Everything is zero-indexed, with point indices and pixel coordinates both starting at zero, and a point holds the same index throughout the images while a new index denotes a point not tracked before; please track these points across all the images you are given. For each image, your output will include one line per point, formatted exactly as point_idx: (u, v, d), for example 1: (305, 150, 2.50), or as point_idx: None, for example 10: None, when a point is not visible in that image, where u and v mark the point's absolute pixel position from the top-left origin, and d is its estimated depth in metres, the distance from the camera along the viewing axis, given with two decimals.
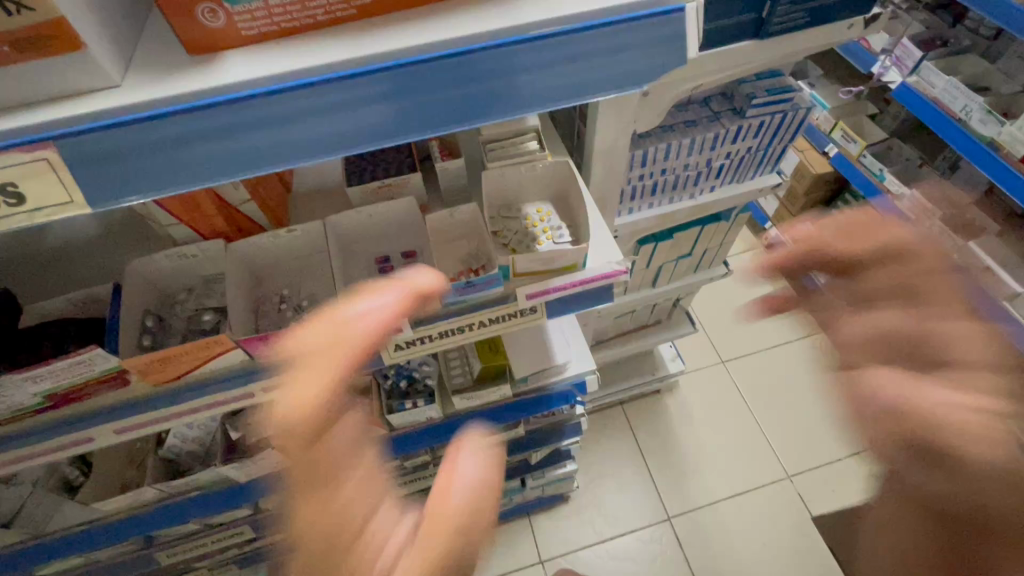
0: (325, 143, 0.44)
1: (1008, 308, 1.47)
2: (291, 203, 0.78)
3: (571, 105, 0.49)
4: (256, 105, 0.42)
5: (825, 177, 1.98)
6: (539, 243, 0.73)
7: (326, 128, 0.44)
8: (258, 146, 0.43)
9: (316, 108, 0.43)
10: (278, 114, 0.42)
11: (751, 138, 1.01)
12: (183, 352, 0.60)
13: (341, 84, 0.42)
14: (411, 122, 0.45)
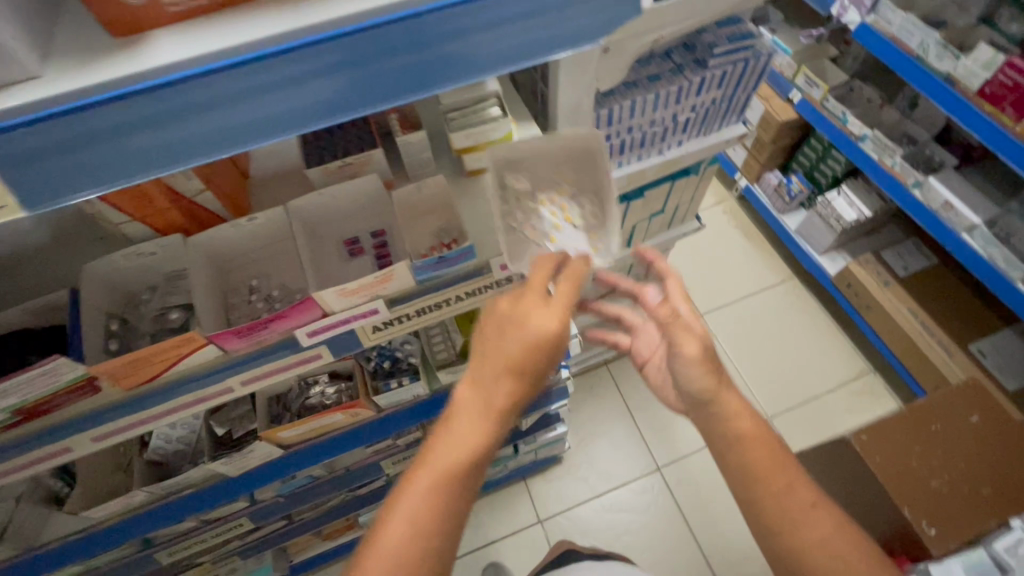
0: (274, 124, 0.42)
1: (968, 239, 1.52)
2: (251, 191, 0.75)
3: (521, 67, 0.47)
4: (191, 89, 0.39)
5: (790, 124, 1.99)
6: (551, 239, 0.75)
7: (270, 110, 0.41)
8: (201, 134, 0.41)
9: (254, 88, 0.40)
10: (215, 98, 0.39)
11: (715, 89, 1.00)
12: (154, 353, 0.58)
13: (279, 60, 0.39)
14: (357, 96, 0.43)
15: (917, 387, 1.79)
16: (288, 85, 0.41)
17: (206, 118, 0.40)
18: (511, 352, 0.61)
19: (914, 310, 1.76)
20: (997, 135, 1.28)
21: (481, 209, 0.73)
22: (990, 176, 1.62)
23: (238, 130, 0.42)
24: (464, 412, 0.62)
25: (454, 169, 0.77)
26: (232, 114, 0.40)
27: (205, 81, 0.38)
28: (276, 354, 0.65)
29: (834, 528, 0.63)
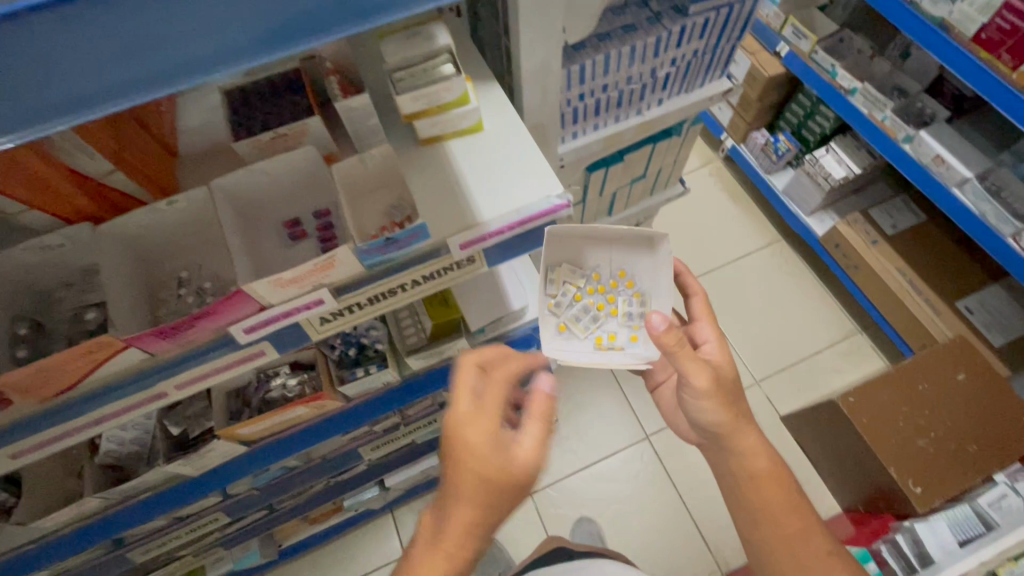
0: (154, 77, 0.38)
1: (959, 194, 1.46)
2: (179, 170, 0.67)
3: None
4: (33, 34, 0.33)
5: (777, 78, 1.90)
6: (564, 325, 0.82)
7: (144, 59, 0.37)
8: (64, 88, 0.36)
9: (157, 22, 0.35)
10: (68, 43, 0.34)
11: (696, 39, 0.92)
12: (64, 362, 0.51)
13: None
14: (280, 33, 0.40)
15: (905, 346, 1.77)
16: (159, 30, 0.36)
17: (65, 70, 0.35)
18: (469, 485, 0.57)
19: (902, 269, 1.72)
20: (991, 82, 1.21)
21: (435, 183, 0.66)
22: (982, 128, 1.55)
23: (112, 83, 0.37)
24: (422, 558, 0.57)
25: (408, 139, 0.70)
26: (98, 65, 0.36)
27: (48, 22, 0.33)
28: (211, 353, 0.59)
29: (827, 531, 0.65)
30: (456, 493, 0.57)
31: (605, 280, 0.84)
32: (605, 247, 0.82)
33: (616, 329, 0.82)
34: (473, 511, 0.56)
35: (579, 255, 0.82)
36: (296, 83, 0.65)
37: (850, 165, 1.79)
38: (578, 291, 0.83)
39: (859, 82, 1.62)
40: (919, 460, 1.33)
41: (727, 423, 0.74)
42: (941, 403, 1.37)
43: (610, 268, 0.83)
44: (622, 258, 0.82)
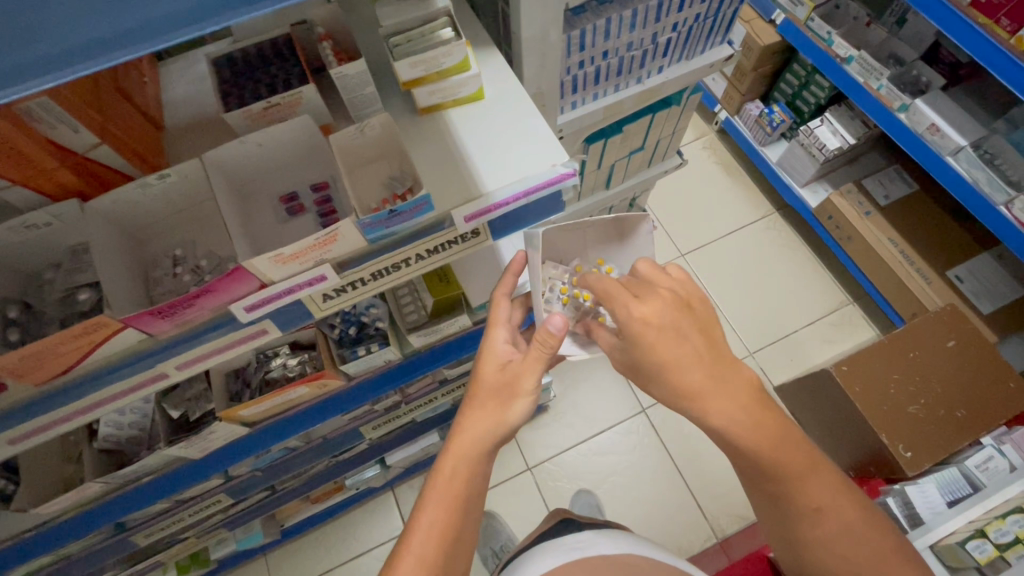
0: (131, 32, 0.34)
1: (953, 163, 1.46)
2: (166, 144, 0.64)
3: None
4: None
5: (773, 47, 1.87)
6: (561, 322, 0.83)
7: (119, 11, 0.33)
8: (34, 46, 0.33)
9: None
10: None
11: (698, 3, 0.89)
12: (59, 343, 0.49)
13: None
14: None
15: (895, 316, 1.79)
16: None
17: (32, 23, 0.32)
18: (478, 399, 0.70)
19: (894, 239, 1.73)
20: (987, 47, 1.20)
21: (437, 154, 0.64)
22: (977, 95, 1.55)
23: (86, 40, 0.34)
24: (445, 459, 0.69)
25: (407, 110, 0.67)
26: (70, 19, 0.32)
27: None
28: (211, 333, 0.57)
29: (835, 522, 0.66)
30: (477, 388, 0.71)
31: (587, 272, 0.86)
32: (585, 242, 0.83)
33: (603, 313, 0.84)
34: (492, 406, 0.70)
35: (563, 251, 0.84)
36: (285, 49, 0.62)
37: (846, 135, 1.77)
38: (563, 284, 0.84)
39: (855, 50, 1.60)
40: (910, 427, 1.35)
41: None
42: (931, 372, 1.39)
43: (591, 261, 0.85)
44: (601, 249, 0.84)
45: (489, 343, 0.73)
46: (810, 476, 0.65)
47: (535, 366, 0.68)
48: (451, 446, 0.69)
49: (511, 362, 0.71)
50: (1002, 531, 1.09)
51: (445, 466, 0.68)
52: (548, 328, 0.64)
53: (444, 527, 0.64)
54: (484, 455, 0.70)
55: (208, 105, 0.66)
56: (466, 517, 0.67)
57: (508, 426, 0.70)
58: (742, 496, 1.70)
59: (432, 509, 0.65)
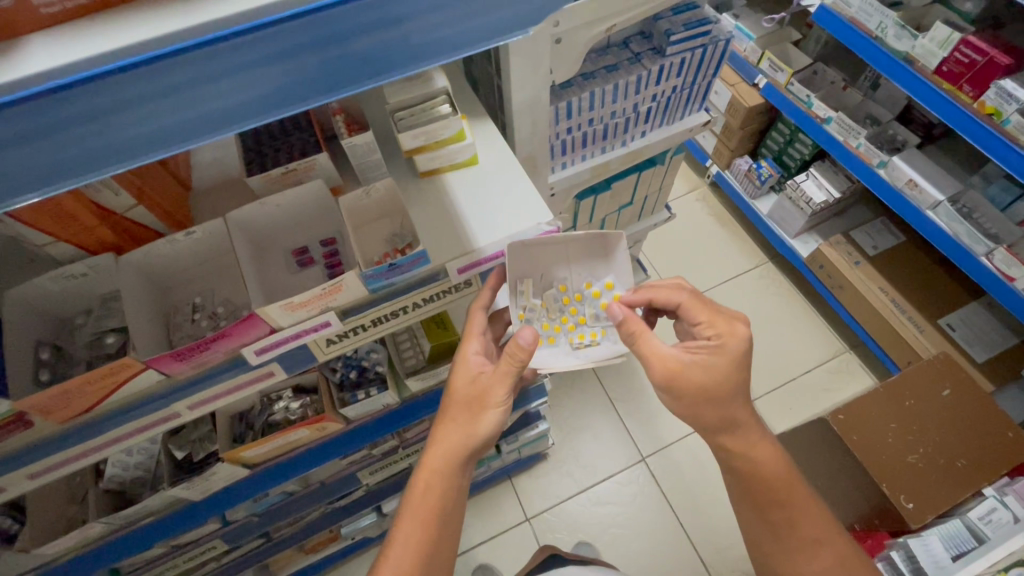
0: (180, 131, 0.40)
1: (932, 217, 1.53)
2: (192, 203, 0.71)
3: (445, 61, 0.45)
4: (103, 90, 0.35)
5: (756, 109, 2.00)
6: (547, 342, 0.82)
7: (196, 109, 0.39)
8: (120, 137, 0.38)
9: (148, 93, 0.37)
10: (132, 98, 0.36)
11: (675, 76, 0.99)
12: (86, 383, 0.54)
13: (174, 61, 0.36)
14: (271, 100, 0.41)
15: (890, 363, 1.82)
16: (213, 83, 0.38)
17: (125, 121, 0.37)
18: (454, 406, 0.75)
19: (884, 288, 1.78)
20: (960, 114, 1.28)
21: (434, 211, 0.71)
22: (950, 153, 1.64)
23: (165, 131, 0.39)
24: (422, 469, 0.74)
25: (408, 173, 0.75)
26: (130, 124, 0.38)
27: (93, 87, 0.35)
28: (222, 375, 0.62)
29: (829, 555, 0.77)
30: (450, 402, 0.76)
31: (570, 292, 0.84)
32: (563, 256, 0.81)
33: (591, 330, 0.83)
34: (464, 418, 0.74)
35: (546, 270, 0.82)
36: (304, 122, 0.70)
37: (830, 190, 1.87)
38: (545, 301, 0.83)
39: (834, 112, 1.71)
40: (911, 476, 1.35)
41: (714, 427, 0.78)
42: (927, 420, 1.41)
43: (577, 280, 0.84)
44: (583, 266, 0.83)
45: (461, 355, 0.76)
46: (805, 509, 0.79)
47: (503, 380, 0.72)
48: (427, 461, 0.75)
49: (482, 374, 0.75)
50: None
51: (420, 479, 0.74)
52: (518, 341, 0.68)
53: (422, 541, 0.70)
54: (459, 467, 0.74)
55: (230, 167, 0.73)
56: (444, 530, 0.73)
57: (481, 437, 0.74)
58: (745, 549, 1.66)
59: (409, 523, 0.72)
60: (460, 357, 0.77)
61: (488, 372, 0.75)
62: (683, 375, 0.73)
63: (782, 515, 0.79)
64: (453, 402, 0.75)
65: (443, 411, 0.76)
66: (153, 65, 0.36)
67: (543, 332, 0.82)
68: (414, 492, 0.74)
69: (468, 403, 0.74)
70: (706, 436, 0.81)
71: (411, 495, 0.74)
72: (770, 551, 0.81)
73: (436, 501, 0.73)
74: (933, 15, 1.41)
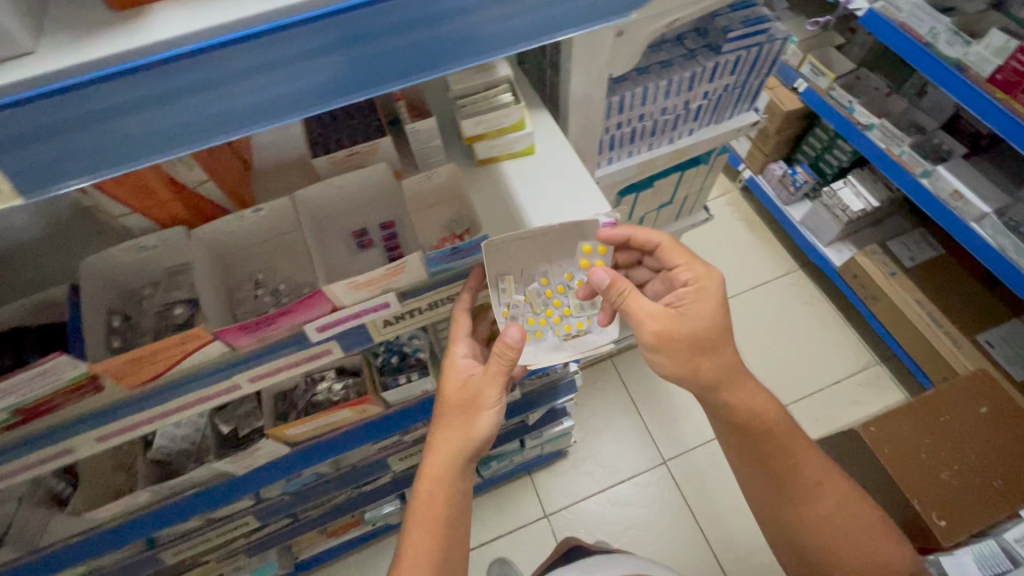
0: (280, 106, 0.41)
1: (978, 229, 1.49)
2: (254, 182, 0.73)
3: (532, 46, 0.46)
4: (197, 67, 0.36)
5: (796, 113, 1.96)
6: (534, 339, 0.73)
7: (282, 88, 0.40)
8: (224, 109, 0.39)
9: (255, 66, 0.38)
10: (228, 74, 0.37)
11: (728, 75, 0.98)
12: (158, 351, 0.56)
13: (283, 35, 0.37)
14: (366, 78, 0.42)
15: (924, 377, 1.77)
16: (300, 63, 0.39)
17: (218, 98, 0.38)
18: (447, 410, 0.75)
19: (921, 301, 1.74)
20: (1012, 124, 1.24)
21: (490, 200, 0.72)
22: (1000, 164, 1.59)
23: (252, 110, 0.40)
24: (423, 475, 0.74)
25: (466, 159, 0.75)
26: (235, 96, 0.39)
27: (207, 58, 0.36)
28: (282, 350, 0.63)
29: (830, 499, 0.80)
30: (443, 408, 0.75)
31: (553, 284, 0.75)
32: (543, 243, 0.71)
33: (577, 321, 0.75)
34: (459, 422, 0.74)
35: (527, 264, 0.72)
36: (367, 106, 0.71)
37: (868, 198, 1.83)
38: (528, 296, 0.73)
39: (877, 118, 1.67)
40: (943, 494, 1.32)
41: (727, 404, 0.79)
42: (965, 436, 1.37)
43: (559, 269, 0.75)
44: (565, 251, 0.73)
45: (449, 359, 0.76)
46: (804, 454, 0.81)
47: (495, 380, 0.72)
48: (426, 468, 0.74)
49: (472, 377, 0.74)
50: None
51: (423, 488, 0.73)
52: (506, 339, 0.67)
53: (433, 546, 0.70)
54: (461, 468, 0.74)
55: (292, 150, 0.74)
56: (454, 534, 0.72)
57: (478, 439, 0.74)
58: (766, 559, 1.64)
59: (417, 532, 0.71)
60: (448, 362, 0.76)
61: (477, 375, 0.74)
62: (676, 332, 0.72)
63: (782, 466, 0.80)
64: (446, 407, 0.75)
65: (436, 417, 0.76)
66: (245, 43, 0.36)
67: (528, 330, 0.73)
68: (420, 501, 0.73)
69: (461, 407, 0.74)
70: (716, 410, 0.81)
71: (416, 504, 0.73)
72: (773, 503, 0.82)
73: (442, 506, 0.72)
74: (989, 21, 1.37)
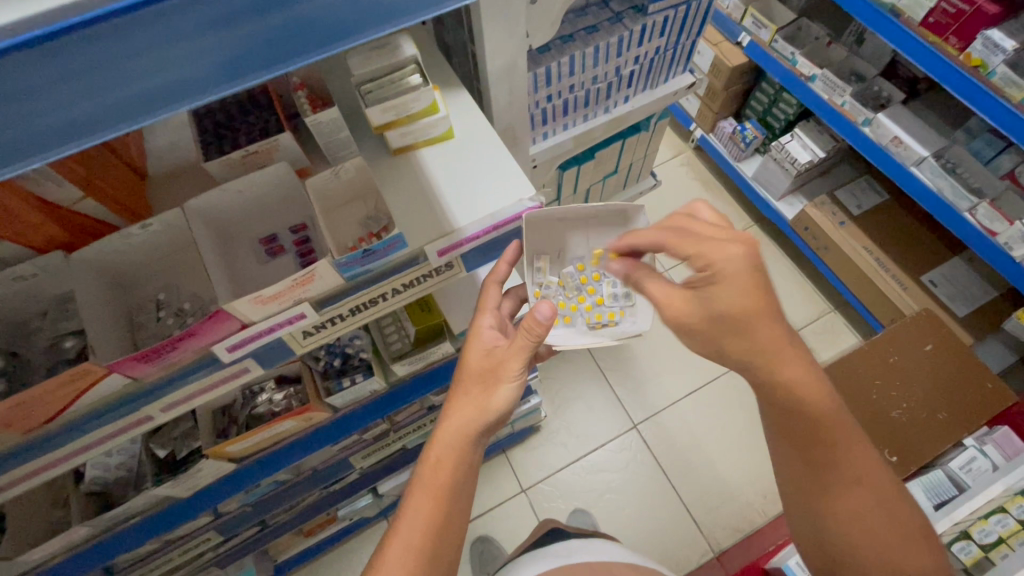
0: (146, 102, 0.37)
1: (917, 173, 1.51)
2: (149, 192, 0.67)
3: (423, 17, 0.45)
4: (33, 65, 0.31)
5: (740, 68, 1.94)
6: (567, 321, 0.83)
7: (141, 84, 0.36)
8: (79, 111, 0.35)
9: (105, 59, 0.33)
10: (73, 71, 0.33)
11: (658, 37, 0.94)
12: (44, 394, 0.50)
13: (132, 23, 0.32)
14: (242, 64, 0.38)
15: (874, 321, 1.83)
16: (166, 50, 0.35)
17: (74, 96, 0.34)
18: (466, 377, 0.72)
19: (868, 247, 1.78)
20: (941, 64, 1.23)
21: (407, 191, 0.67)
22: (935, 109, 1.61)
23: (119, 105, 0.36)
24: (435, 441, 0.70)
25: (380, 150, 0.70)
26: (90, 96, 0.34)
27: (41, 55, 0.31)
28: (193, 375, 0.59)
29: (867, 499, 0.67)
30: (463, 374, 0.72)
31: (587, 273, 0.86)
32: (581, 231, 0.81)
33: (609, 311, 0.85)
34: (478, 391, 0.70)
35: (563, 249, 0.83)
36: (263, 98, 0.66)
37: (815, 149, 1.84)
38: (562, 279, 0.85)
39: (818, 69, 1.66)
40: (892, 431, 1.38)
41: None
42: (911, 373, 1.43)
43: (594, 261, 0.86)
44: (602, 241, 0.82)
45: (474, 329, 0.74)
46: (856, 445, 0.67)
47: (520, 352, 0.69)
48: (439, 435, 0.70)
49: (497, 347, 0.72)
50: (986, 532, 1.13)
51: (432, 453, 0.70)
52: (535, 317, 0.64)
53: (431, 518, 0.65)
54: (471, 442, 0.70)
55: (190, 152, 0.68)
56: (455, 511, 0.67)
57: (495, 412, 0.70)
58: (735, 507, 1.70)
59: (420, 498, 0.67)
60: (476, 331, 0.74)
61: (503, 346, 0.71)
62: None
63: (824, 454, 0.67)
64: (467, 375, 0.72)
65: (456, 382, 0.73)
66: (99, 29, 0.32)
67: (560, 311, 0.84)
68: (426, 468, 0.69)
69: (484, 374, 0.71)
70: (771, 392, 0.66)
71: (422, 470, 0.69)
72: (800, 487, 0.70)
73: (447, 476, 0.67)
74: None
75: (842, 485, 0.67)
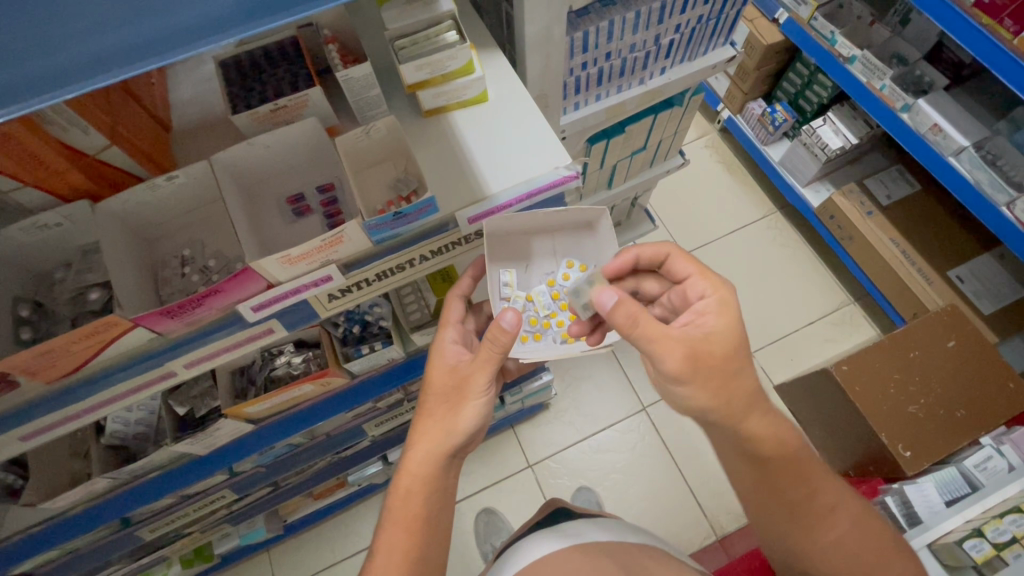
0: (202, 27, 0.35)
1: (955, 164, 1.44)
2: (174, 145, 0.65)
3: None
4: None
5: (776, 47, 1.87)
6: (524, 340, 0.77)
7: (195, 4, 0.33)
8: (133, 31, 0.33)
9: None
10: None
11: (701, 5, 0.90)
12: (70, 343, 0.50)
13: None
14: None
15: (895, 315, 1.79)
16: None
17: (118, 18, 0.32)
18: (427, 398, 0.71)
19: (896, 239, 1.73)
20: (991, 48, 1.15)
21: (437, 154, 0.65)
22: (981, 96, 1.53)
23: (153, 37, 0.34)
24: (404, 467, 0.69)
25: (411, 111, 0.68)
26: (145, 15, 0.32)
27: None
28: (216, 333, 0.58)
29: None
30: (427, 395, 0.71)
31: (559, 287, 0.78)
32: (548, 239, 0.77)
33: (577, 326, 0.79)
34: (443, 412, 0.70)
35: (530, 260, 0.78)
36: (292, 50, 0.64)
37: (848, 135, 1.76)
38: (532, 294, 0.78)
39: (859, 49, 1.57)
40: (908, 428, 1.36)
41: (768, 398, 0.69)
42: (931, 370, 1.39)
43: (565, 272, 0.78)
44: (570, 248, 0.78)
45: (438, 344, 0.73)
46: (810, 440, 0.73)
47: (484, 367, 0.68)
48: (406, 463, 0.69)
49: (460, 364, 0.71)
50: (999, 531, 1.10)
51: (401, 484, 0.68)
52: (500, 325, 0.63)
53: (408, 548, 0.64)
54: (444, 460, 0.69)
55: (215, 105, 0.66)
56: (432, 539, 0.66)
57: (461, 433, 0.69)
58: None
59: (392, 530, 0.66)
60: (440, 351, 0.73)
61: (466, 361, 0.71)
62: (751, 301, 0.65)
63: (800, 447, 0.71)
64: (428, 397, 0.71)
65: (422, 403, 0.72)
66: None
67: (530, 327, 0.78)
68: (403, 496, 0.68)
69: (452, 397, 0.70)
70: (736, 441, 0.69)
71: (394, 496, 0.68)
72: (781, 524, 0.74)
73: (419, 501, 0.67)
74: None
75: (813, 509, 0.72)
